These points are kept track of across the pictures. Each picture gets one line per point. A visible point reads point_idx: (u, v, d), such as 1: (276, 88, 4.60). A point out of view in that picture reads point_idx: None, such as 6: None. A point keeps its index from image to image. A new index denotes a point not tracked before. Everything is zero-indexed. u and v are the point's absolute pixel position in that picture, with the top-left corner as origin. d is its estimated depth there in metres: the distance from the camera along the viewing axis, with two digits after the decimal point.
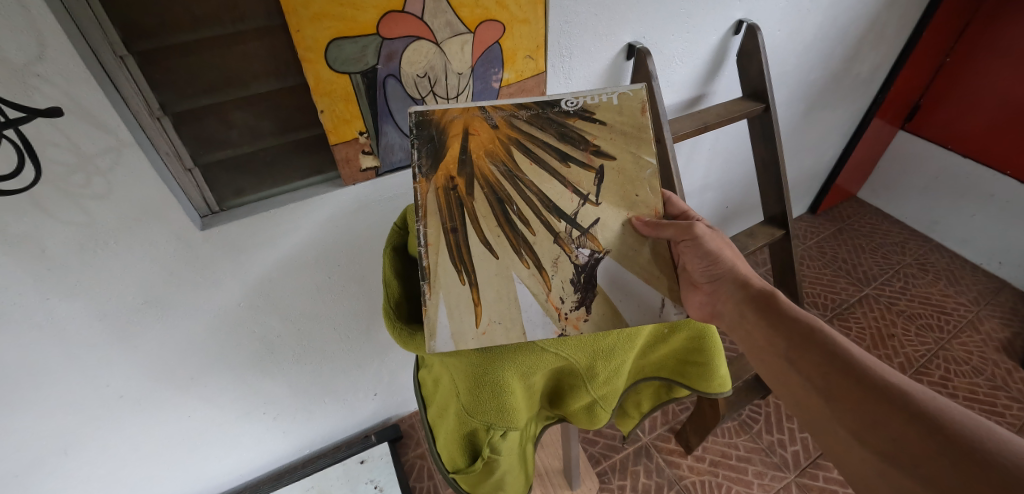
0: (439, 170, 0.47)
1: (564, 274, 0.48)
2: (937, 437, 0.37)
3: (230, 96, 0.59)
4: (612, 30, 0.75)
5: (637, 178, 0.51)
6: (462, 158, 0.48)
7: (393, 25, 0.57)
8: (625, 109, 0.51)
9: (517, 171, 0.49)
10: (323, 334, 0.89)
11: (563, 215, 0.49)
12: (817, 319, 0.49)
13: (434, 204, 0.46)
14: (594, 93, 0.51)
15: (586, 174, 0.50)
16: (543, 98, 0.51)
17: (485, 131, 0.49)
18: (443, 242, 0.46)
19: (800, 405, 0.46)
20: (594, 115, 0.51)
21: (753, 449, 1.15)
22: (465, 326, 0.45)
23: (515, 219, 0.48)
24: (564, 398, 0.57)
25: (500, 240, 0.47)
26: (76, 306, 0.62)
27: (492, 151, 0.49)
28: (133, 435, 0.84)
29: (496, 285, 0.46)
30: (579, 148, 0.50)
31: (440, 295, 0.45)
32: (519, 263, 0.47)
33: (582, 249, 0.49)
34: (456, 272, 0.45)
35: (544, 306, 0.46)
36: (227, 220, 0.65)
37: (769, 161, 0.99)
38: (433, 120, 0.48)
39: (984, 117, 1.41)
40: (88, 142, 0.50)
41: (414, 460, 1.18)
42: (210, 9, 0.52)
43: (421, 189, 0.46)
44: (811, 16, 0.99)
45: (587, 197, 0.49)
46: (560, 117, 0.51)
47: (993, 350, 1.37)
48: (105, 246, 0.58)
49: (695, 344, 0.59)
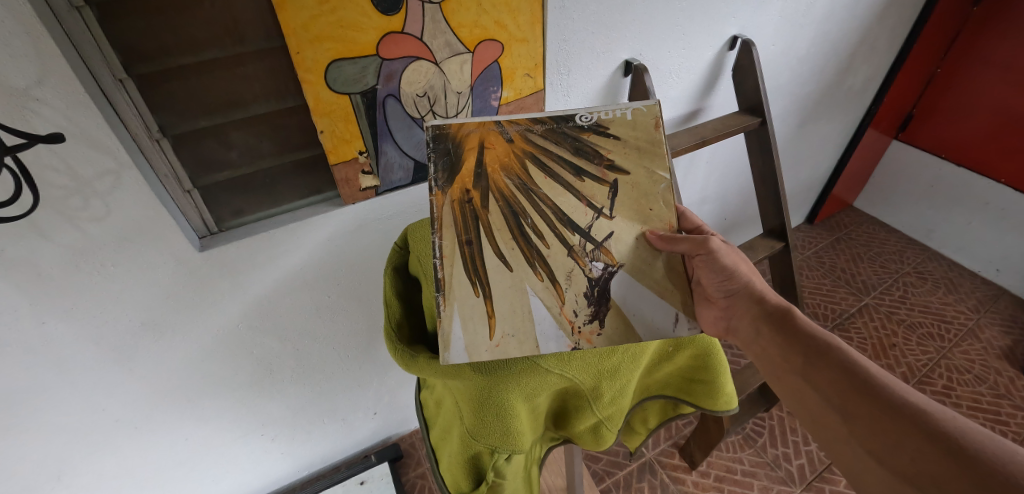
0: (455, 182, 0.47)
1: (578, 287, 0.47)
2: (958, 456, 0.37)
3: (229, 118, 0.58)
4: (610, 47, 0.76)
5: (651, 192, 0.50)
6: (478, 172, 0.48)
7: (393, 46, 0.57)
8: (638, 125, 0.51)
9: (532, 184, 0.49)
10: (323, 354, 0.88)
11: (577, 228, 0.48)
12: (833, 335, 0.48)
13: (450, 217, 0.46)
14: (607, 109, 0.52)
15: (599, 187, 0.50)
16: (558, 113, 0.52)
17: (501, 145, 0.50)
18: (458, 254, 0.45)
19: (815, 421, 0.46)
20: (607, 130, 0.51)
21: (758, 463, 1.14)
22: (479, 338, 0.44)
23: (529, 232, 0.47)
24: (569, 419, 0.56)
25: (514, 253, 0.47)
26: (72, 330, 0.61)
27: (508, 165, 0.49)
28: (127, 459, 0.82)
29: (511, 298, 0.46)
30: (592, 163, 0.50)
31: (454, 307, 0.44)
32: (533, 276, 0.46)
33: (596, 261, 0.48)
34: (470, 284, 0.45)
35: (558, 320, 0.46)
36: (227, 241, 0.64)
37: (767, 174, 0.99)
38: (449, 134, 0.49)
39: (978, 125, 1.42)
40: (87, 165, 0.49)
41: (414, 480, 1.15)
42: (210, 32, 0.52)
43: (436, 202, 0.46)
44: (804, 30, 1.01)
45: (600, 210, 0.49)
46: (573, 132, 0.52)
47: (995, 358, 1.36)
48: (102, 268, 0.57)
49: (699, 362, 0.58)
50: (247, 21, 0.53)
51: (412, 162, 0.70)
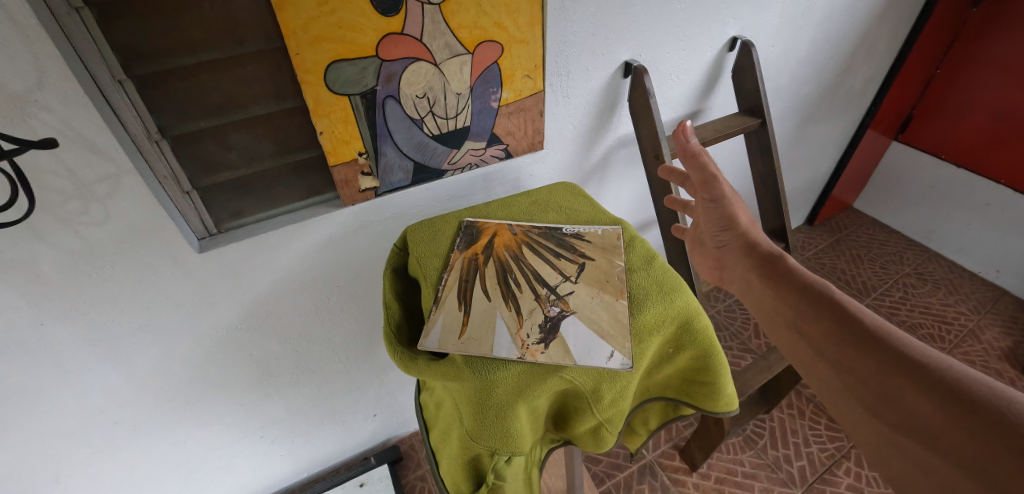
0: (470, 248, 0.58)
1: (535, 318, 0.50)
2: (950, 404, 0.38)
3: (228, 119, 0.58)
4: (609, 48, 0.75)
5: (609, 272, 0.55)
6: (487, 245, 0.59)
7: (392, 47, 0.57)
8: (607, 237, 0.60)
9: (522, 256, 0.57)
10: (322, 356, 0.88)
11: (546, 283, 0.54)
12: (826, 285, 0.49)
13: (459, 265, 0.56)
14: (590, 228, 0.62)
15: (571, 265, 0.56)
16: (552, 224, 0.63)
17: (507, 235, 0.60)
18: (456, 286, 0.53)
19: (810, 372, 0.47)
20: (584, 238, 0.60)
21: (759, 465, 1.13)
22: (451, 335, 0.48)
23: (510, 283, 0.54)
24: (569, 421, 0.55)
25: (495, 291, 0.53)
26: (71, 331, 0.61)
27: (508, 245, 0.59)
28: (125, 462, 0.82)
29: (483, 315, 0.50)
30: (569, 252, 0.58)
31: (441, 314, 0.51)
32: (504, 306, 0.51)
33: (554, 306, 0.51)
34: (459, 301, 0.52)
35: (512, 336, 0.48)
36: (226, 242, 0.64)
37: (767, 175, 0.98)
38: (477, 228, 0.62)
39: (977, 127, 1.42)
40: (86, 169, 0.50)
41: (414, 482, 1.15)
42: (210, 33, 0.52)
43: (453, 256, 0.57)
44: (803, 32, 1.01)
45: (568, 277, 0.54)
46: (563, 235, 0.61)
47: (996, 359, 1.36)
48: (101, 270, 0.57)
49: (700, 366, 0.56)
50: (246, 23, 0.53)
51: (412, 163, 0.70)
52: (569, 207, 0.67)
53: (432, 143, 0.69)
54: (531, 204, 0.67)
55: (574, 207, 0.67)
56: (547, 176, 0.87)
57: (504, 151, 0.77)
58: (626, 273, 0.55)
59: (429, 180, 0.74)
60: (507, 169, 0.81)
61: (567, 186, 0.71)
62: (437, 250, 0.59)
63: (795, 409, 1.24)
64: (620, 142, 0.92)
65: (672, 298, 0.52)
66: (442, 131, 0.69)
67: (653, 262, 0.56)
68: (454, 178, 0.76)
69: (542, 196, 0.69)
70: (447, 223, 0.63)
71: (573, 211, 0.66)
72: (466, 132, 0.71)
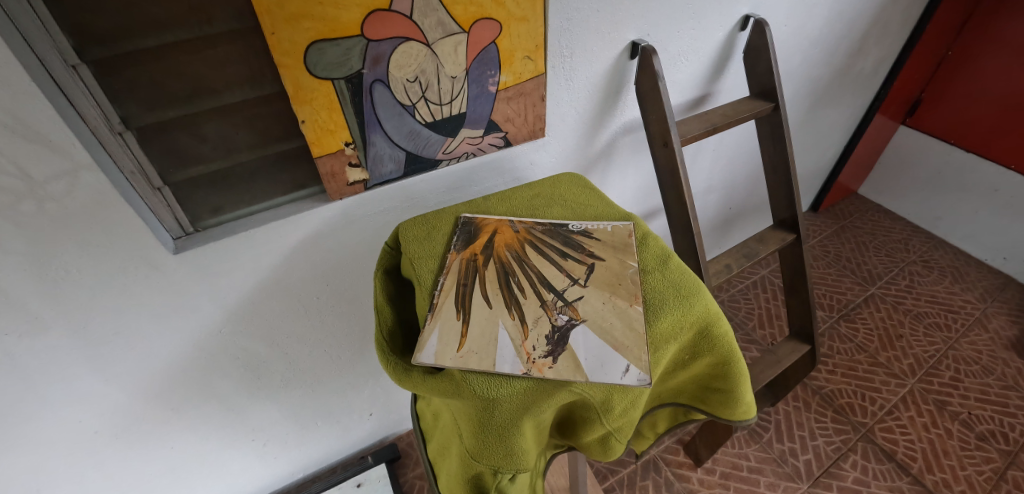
0: (467, 248, 0.54)
1: (541, 328, 0.45)
2: None
3: (200, 106, 0.53)
4: (615, 27, 0.70)
5: (620, 274, 0.51)
6: (488, 245, 0.54)
7: (379, 25, 0.51)
8: (615, 234, 0.56)
9: (525, 256, 0.53)
10: (313, 357, 0.84)
11: (553, 288, 0.49)
12: None
13: (457, 267, 0.52)
14: (596, 223, 0.57)
15: (578, 266, 0.52)
16: (556, 220, 0.58)
17: (508, 233, 0.56)
18: (454, 291, 0.49)
19: None
20: (591, 235, 0.56)
21: (764, 459, 1.11)
22: (448, 348, 0.44)
23: (513, 287, 0.50)
24: (576, 432, 0.51)
25: (496, 297, 0.49)
26: (40, 340, 0.56)
27: (510, 245, 0.54)
28: (109, 471, 0.78)
29: (484, 325, 0.46)
30: (576, 251, 0.54)
31: (437, 323, 0.46)
32: (506, 314, 0.47)
33: (562, 313, 0.47)
34: (456, 309, 0.47)
35: (517, 349, 0.43)
36: (203, 242, 0.59)
37: (778, 164, 0.93)
38: (475, 223, 0.58)
39: (989, 109, 1.38)
40: (39, 166, 0.44)
41: (413, 480, 1.12)
42: (174, 11, 0.46)
43: (449, 259, 0.53)
44: (817, 11, 0.95)
45: (576, 280, 0.50)
46: (567, 233, 0.57)
47: (1002, 349, 1.33)
48: (65, 276, 0.53)
49: (716, 372, 0.52)
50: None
51: (404, 153, 0.65)
52: (574, 201, 0.62)
53: (426, 132, 0.64)
54: (533, 198, 0.62)
55: (580, 201, 0.62)
56: (548, 166, 0.82)
57: (502, 140, 0.72)
58: (639, 275, 0.51)
59: (423, 170, 0.69)
60: (506, 158, 0.75)
61: (572, 178, 0.66)
62: (433, 248, 0.55)
63: (800, 402, 1.22)
64: (624, 129, 0.87)
65: (689, 303, 0.47)
66: (436, 118, 0.63)
67: (668, 262, 0.52)
68: (451, 169, 0.71)
69: (544, 189, 0.64)
70: (441, 219, 0.59)
71: (580, 205, 0.61)
72: (462, 119, 0.66)
